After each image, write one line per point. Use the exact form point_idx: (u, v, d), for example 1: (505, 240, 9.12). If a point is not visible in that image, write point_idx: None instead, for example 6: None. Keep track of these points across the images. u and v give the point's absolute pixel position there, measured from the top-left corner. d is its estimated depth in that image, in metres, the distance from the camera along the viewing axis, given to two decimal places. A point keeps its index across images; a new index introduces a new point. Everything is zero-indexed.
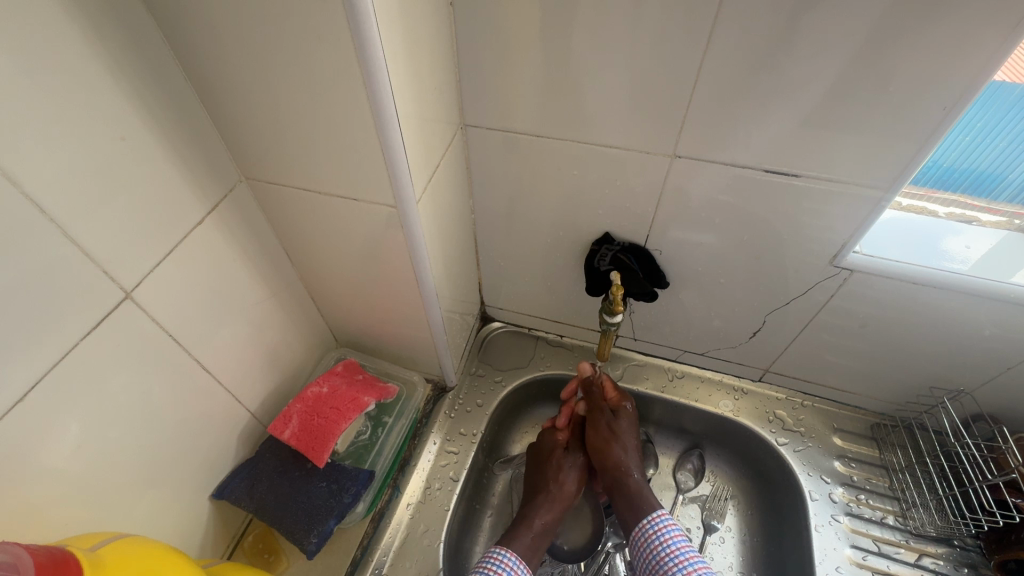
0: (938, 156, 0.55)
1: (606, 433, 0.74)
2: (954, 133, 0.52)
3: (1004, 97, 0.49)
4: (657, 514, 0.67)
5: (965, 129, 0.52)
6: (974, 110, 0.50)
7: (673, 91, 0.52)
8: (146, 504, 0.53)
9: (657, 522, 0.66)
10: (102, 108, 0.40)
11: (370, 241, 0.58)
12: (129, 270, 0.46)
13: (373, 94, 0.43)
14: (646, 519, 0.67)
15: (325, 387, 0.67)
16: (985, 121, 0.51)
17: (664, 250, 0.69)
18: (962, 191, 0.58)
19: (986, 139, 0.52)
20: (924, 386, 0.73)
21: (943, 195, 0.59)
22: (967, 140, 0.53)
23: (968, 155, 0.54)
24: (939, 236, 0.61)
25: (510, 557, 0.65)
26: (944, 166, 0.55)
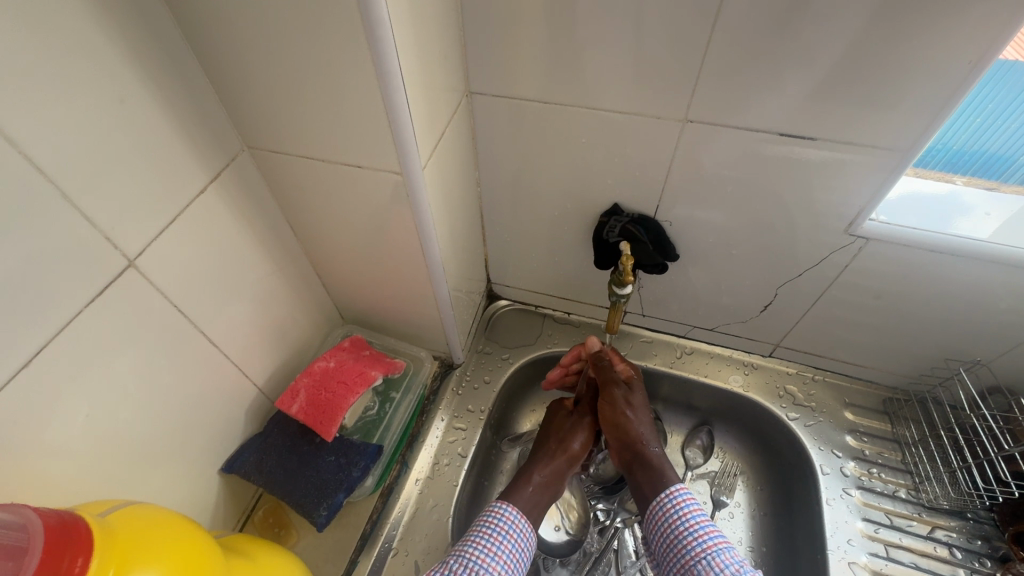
0: (948, 137, 0.55)
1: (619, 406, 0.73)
2: (964, 115, 0.52)
3: (1014, 77, 0.48)
4: (675, 489, 0.66)
5: (974, 111, 0.52)
6: (984, 91, 0.50)
7: (688, 51, 0.50)
8: (154, 478, 0.53)
9: (675, 496, 0.65)
10: (100, 69, 0.39)
11: (375, 212, 0.57)
12: (131, 238, 0.45)
13: (378, 53, 0.41)
14: (664, 493, 0.66)
15: (332, 362, 0.67)
16: (998, 101, 0.51)
17: (674, 222, 0.68)
18: (972, 173, 0.58)
19: (997, 121, 0.52)
20: (939, 358, 0.71)
21: (954, 177, 0.59)
22: (979, 122, 0.53)
23: (978, 137, 0.54)
24: (959, 200, 0.59)
25: (512, 511, 0.65)
26: (952, 147, 0.56)
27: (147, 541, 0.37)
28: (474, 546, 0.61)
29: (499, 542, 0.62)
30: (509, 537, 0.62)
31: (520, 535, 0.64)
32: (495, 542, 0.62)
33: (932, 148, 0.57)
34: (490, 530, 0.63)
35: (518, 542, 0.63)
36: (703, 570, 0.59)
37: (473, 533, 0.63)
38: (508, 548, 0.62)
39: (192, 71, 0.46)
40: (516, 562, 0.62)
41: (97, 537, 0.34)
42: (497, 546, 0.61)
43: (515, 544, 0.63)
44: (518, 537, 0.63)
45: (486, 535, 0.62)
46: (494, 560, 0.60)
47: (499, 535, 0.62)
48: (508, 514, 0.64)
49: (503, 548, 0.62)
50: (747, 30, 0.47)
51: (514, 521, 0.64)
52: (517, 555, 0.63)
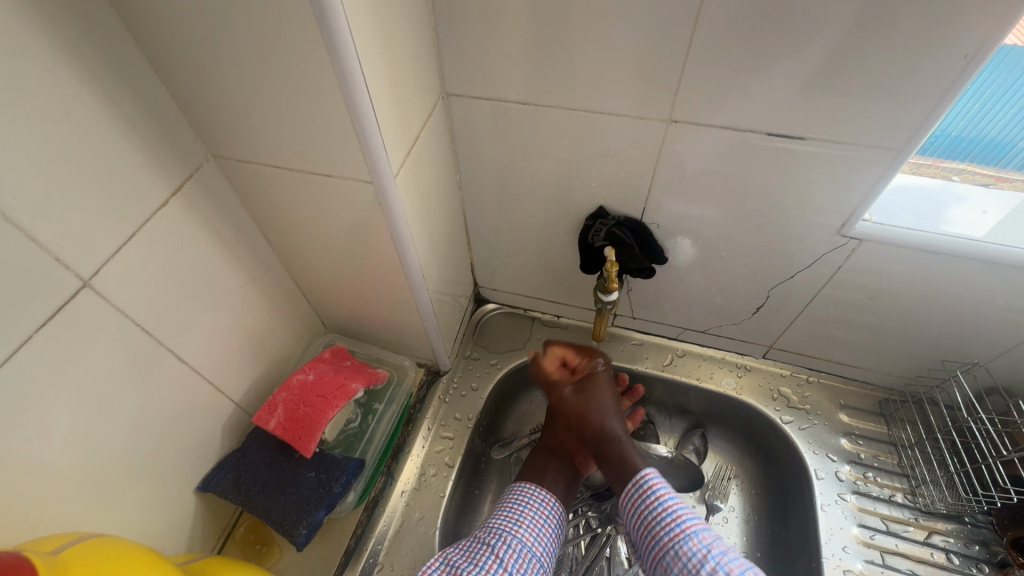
0: (946, 122, 0.51)
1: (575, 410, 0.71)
2: (962, 100, 0.49)
3: (1015, 60, 0.45)
4: (644, 474, 0.64)
5: (973, 96, 0.48)
6: (983, 75, 0.47)
7: (671, 46, 0.48)
8: (124, 502, 0.51)
9: (645, 482, 0.64)
10: (42, 79, 0.36)
11: (350, 220, 0.55)
12: (87, 256, 0.43)
13: (338, 58, 0.39)
14: (630, 481, 0.64)
15: (311, 374, 0.65)
16: (996, 85, 0.47)
17: (662, 224, 0.66)
18: (971, 160, 0.54)
19: (996, 107, 0.49)
20: (936, 359, 0.70)
21: (952, 164, 0.55)
22: (976, 108, 0.49)
23: (976, 123, 0.50)
24: (952, 190, 0.57)
25: (530, 488, 0.68)
26: (950, 135, 0.52)
27: None
28: (501, 517, 0.65)
29: (524, 510, 0.65)
30: (533, 505, 0.66)
31: (545, 505, 0.67)
32: (519, 511, 0.65)
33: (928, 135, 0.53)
34: (515, 503, 0.66)
35: (543, 511, 0.66)
36: (671, 562, 0.58)
37: (502, 507, 0.66)
38: (535, 514, 0.65)
39: (147, 79, 0.44)
40: (546, 529, 0.65)
41: None
42: (522, 514, 0.65)
43: (541, 512, 0.66)
44: (545, 507, 0.66)
45: (511, 507, 0.66)
46: (518, 523, 0.63)
47: (522, 504, 0.66)
48: (531, 488, 0.68)
49: (530, 515, 0.65)
50: (731, 25, 0.45)
51: (533, 494, 0.67)
52: (546, 521, 0.65)
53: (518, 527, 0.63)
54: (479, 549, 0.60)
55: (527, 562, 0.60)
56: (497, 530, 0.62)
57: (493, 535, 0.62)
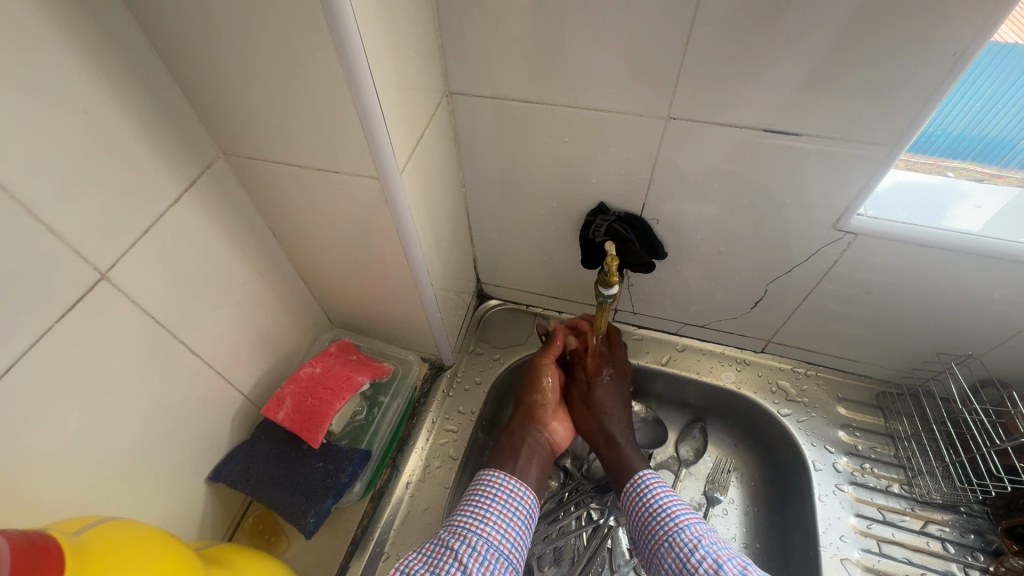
0: (949, 121, 0.52)
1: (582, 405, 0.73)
2: (963, 99, 0.50)
3: (1015, 61, 0.46)
4: (641, 475, 0.67)
5: (975, 95, 0.50)
6: (984, 74, 0.48)
7: (668, 44, 0.49)
8: (138, 490, 0.53)
9: (640, 482, 0.66)
10: (64, 80, 0.38)
11: (356, 216, 0.57)
12: (103, 250, 0.44)
13: (346, 57, 0.40)
14: (630, 481, 0.67)
15: (318, 367, 0.66)
16: (998, 85, 0.48)
17: (661, 220, 0.67)
18: (973, 158, 0.56)
19: (998, 106, 0.50)
20: (931, 352, 0.71)
21: (954, 163, 0.58)
22: (978, 107, 0.50)
23: (979, 122, 0.52)
24: (955, 186, 0.58)
25: (499, 476, 0.65)
26: (953, 133, 0.54)
27: (121, 559, 0.36)
28: (465, 515, 0.62)
29: (490, 504, 0.62)
30: (499, 499, 0.63)
31: (513, 496, 0.64)
32: (486, 506, 0.62)
33: (931, 133, 0.54)
34: (481, 497, 0.63)
35: (511, 503, 0.63)
36: (665, 553, 0.60)
37: (469, 503, 0.63)
38: (503, 509, 0.62)
39: (161, 79, 0.45)
40: (516, 521, 0.62)
41: (68, 558, 0.33)
42: (489, 509, 0.62)
43: (509, 505, 0.63)
44: (514, 499, 0.64)
45: (477, 502, 0.63)
46: (485, 520, 0.60)
47: (489, 499, 0.63)
48: (499, 477, 0.65)
49: (497, 510, 0.62)
50: (728, 23, 0.46)
51: (502, 485, 0.64)
52: (516, 513, 0.63)
53: (485, 524, 0.60)
54: (443, 555, 0.57)
55: (496, 560, 0.57)
56: (462, 530, 0.59)
57: (456, 537, 0.59)
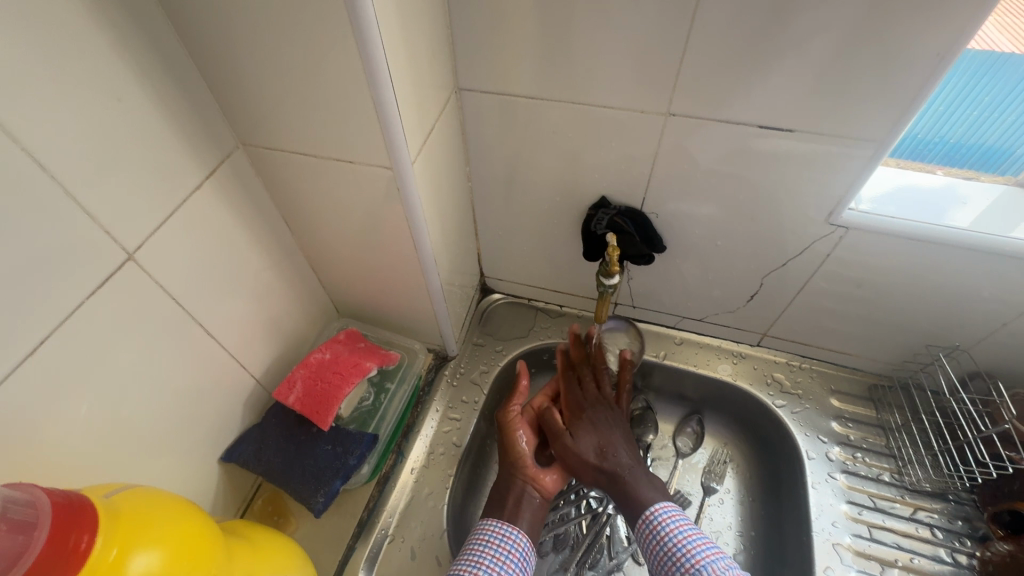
0: (946, 129, 0.56)
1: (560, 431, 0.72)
2: (960, 108, 0.54)
3: (1009, 73, 0.50)
4: (658, 506, 0.65)
5: (972, 104, 0.53)
6: (981, 83, 0.52)
7: (668, 43, 0.51)
8: (156, 466, 0.55)
9: (652, 519, 0.64)
10: (99, 68, 0.40)
11: (367, 206, 0.59)
12: (131, 232, 0.46)
13: (365, 51, 0.42)
14: (642, 518, 0.65)
15: (327, 353, 0.68)
16: (994, 94, 0.52)
17: (660, 214, 0.69)
18: (969, 166, 0.60)
19: (994, 114, 0.54)
20: (921, 344, 0.73)
21: (951, 171, 0.61)
22: (976, 115, 0.54)
23: (976, 130, 0.56)
24: (956, 190, 0.60)
25: (493, 525, 0.66)
26: (951, 141, 0.58)
27: (149, 523, 0.39)
28: (462, 560, 0.62)
29: (482, 548, 0.62)
30: (492, 542, 0.63)
31: (505, 539, 0.64)
32: (478, 551, 0.62)
33: (930, 141, 0.59)
34: (474, 544, 0.64)
35: (504, 545, 0.63)
36: None
37: (465, 551, 0.64)
38: (495, 551, 0.62)
39: (186, 70, 0.48)
40: (509, 563, 0.62)
41: (102, 520, 0.36)
42: (482, 553, 0.62)
43: (502, 547, 0.63)
44: (506, 541, 0.64)
45: (472, 548, 0.63)
46: (477, 565, 0.61)
47: (481, 544, 0.63)
48: (492, 524, 0.66)
49: (490, 554, 0.62)
50: (726, 24, 0.48)
51: (495, 531, 0.65)
52: (509, 555, 0.62)
53: (478, 569, 0.60)
54: None
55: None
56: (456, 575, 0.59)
57: None
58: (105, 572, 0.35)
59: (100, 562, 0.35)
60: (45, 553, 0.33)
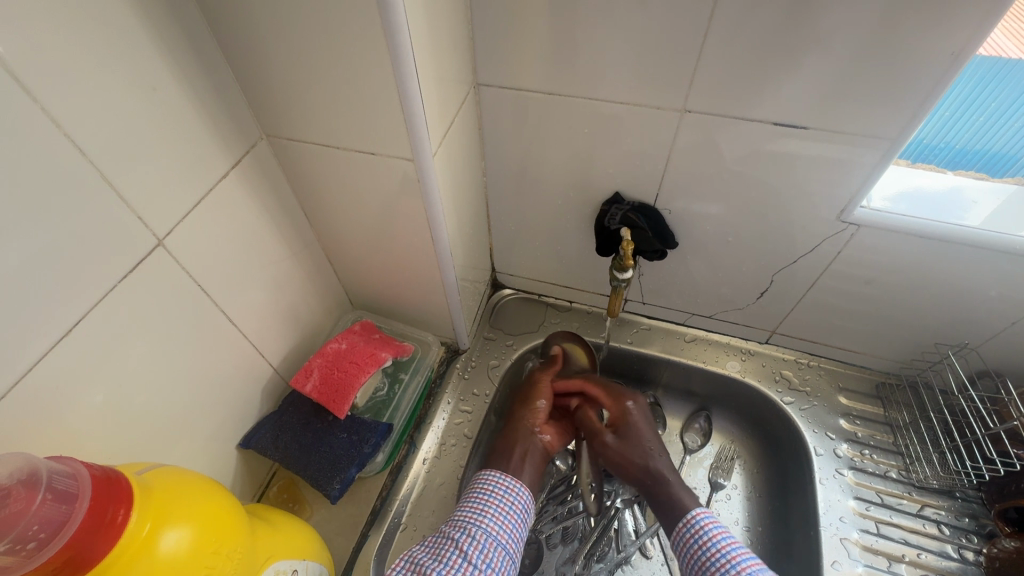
0: (952, 134, 0.58)
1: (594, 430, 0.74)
2: (966, 113, 0.55)
3: (1016, 81, 0.51)
4: (699, 511, 0.65)
5: (979, 109, 0.55)
6: (988, 89, 0.53)
7: (686, 40, 0.52)
8: (179, 450, 0.56)
9: (694, 522, 0.64)
10: (134, 58, 0.42)
11: (385, 198, 0.60)
12: (161, 219, 0.48)
13: (393, 44, 0.43)
14: (681, 522, 0.65)
15: (343, 343, 0.70)
16: (1001, 100, 0.53)
17: (673, 211, 0.70)
18: (977, 171, 0.61)
19: (1001, 120, 0.55)
20: (930, 342, 0.74)
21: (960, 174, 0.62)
22: (982, 120, 0.55)
23: (982, 136, 0.57)
24: (967, 192, 0.61)
25: (497, 476, 0.67)
26: (957, 147, 0.59)
27: (179, 502, 0.40)
28: (465, 508, 0.65)
29: (487, 498, 0.64)
30: (497, 493, 0.65)
31: (508, 491, 0.66)
32: (483, 500, 0.65)
33: (936, 146, 0.60)
34: (477, 492, 0.66)
35: (507, 496, 0.65)
36: None
37: (469, 498, 0.66)
38: (500, 502, 0.64)
39: (214, 61, 0.49)
40: (512, 515, 0.64)
41: (136, 494, 0.38)
42: (487, 502, 0.64)
43: (506, 498, 0.65)
44: (509, 494, 0.66)
45: (475, 496, 0.66)
46: (482, 514, 0.63)
47: (486, 493, 0.65)
48: (496, 476, 0.67)
49: (494, 504, 0.64)
50: (744, 21, 0.49)
51: (499, 482, 0.66)
52: (512, 506, 0.65)
53: (483, 517, 0.62)
54: (444, 545, 0.60)
55: (493, 552, 0.60)
56: (463, 523, 0.62)
57: (457, 529, 0.62)
58: (138, 548, 0.36)
59: (133, 538, 0.36)
60: (86, 522, 0.34)
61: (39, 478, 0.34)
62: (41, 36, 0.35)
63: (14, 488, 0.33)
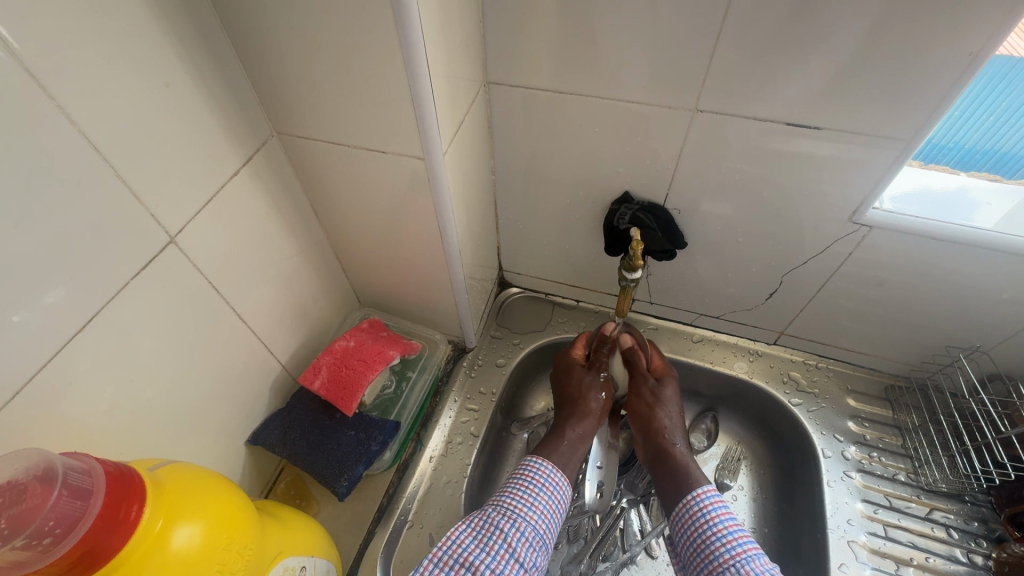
0: (961, 135, 0.57)
1: (650, 399, 0.73)
2: (975, 113, 0.54)
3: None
4: (702, 490, 0.64)
5: (988, 109, 0.54)
6: (997, 89, 0.52)
7: (699, 38, 0.51)
8: (189, 445, 0.56)
9: (702, 499, 0.63)
10: (146, 55, 0.42)
11: (394, 196, 0.60)
12: (173, 216, 0.48)
13: (405, 41, 0.43)
14: (691, 495, 0.64)
15: (351, 341, 0.70)
16: (1011, 100, 0.52)
17: (682, 211, 0.69)
18: (985, 170, 0.60)
19: (1010, 120, 0.54)
20: (940, 345, 0.73)
21: (966, 175, 0.61)
22: (991, 120, 0.54)
23: (992, 136, 0.56)
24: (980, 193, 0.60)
25: (547, 466, 0.65)
26: (965, 147, 0.58)
27: (192, 497, 0.40)
28: (512, 496, 0.63)
29: (538, 493, 0.63)
30: (548, 488, 0.64)
31: (557, 488, 0.65)
32: (534, 493, 0.63)
33: (943, 146, 0.59)
34: (528, 482, 0.64)
35: (555, 494, 0.64)
36: None
37: (514, 486, 0.64)
38: (549, 500, 0.63)
39: (226, 58, 0.49)
40: (556, 514, 0.63)
41: (148, 490, 0.38)
42: (538, 497, 0.63)
43: (554, 496, 0.64)
44: (557, 491, 0.64)
45: (525, 486, 0.63)
46: (532, 508, 0.61)
47: (537, 486, 0.63)
48: (544, 467, 0.65)
49: (543, 499, 0.63)
50: (759, 19, 0.48)
51: (551, 477, 0.65)
52: (557, 505, 0.64)
53: (532, 513, 0.61)
54: (492, 535, 0.58)
55: (539, 549, 0.59)
56: (512, 515, 0.60)
57: (506, 520, 0.60)
58: (150, 544, 0.37)
59: (146, 532, 0.37)
60: (100, 517, 0.35)
61: (54, 474, 0.34)
62: (57, 33, 0.36)
63: (29, 483, 0.34)
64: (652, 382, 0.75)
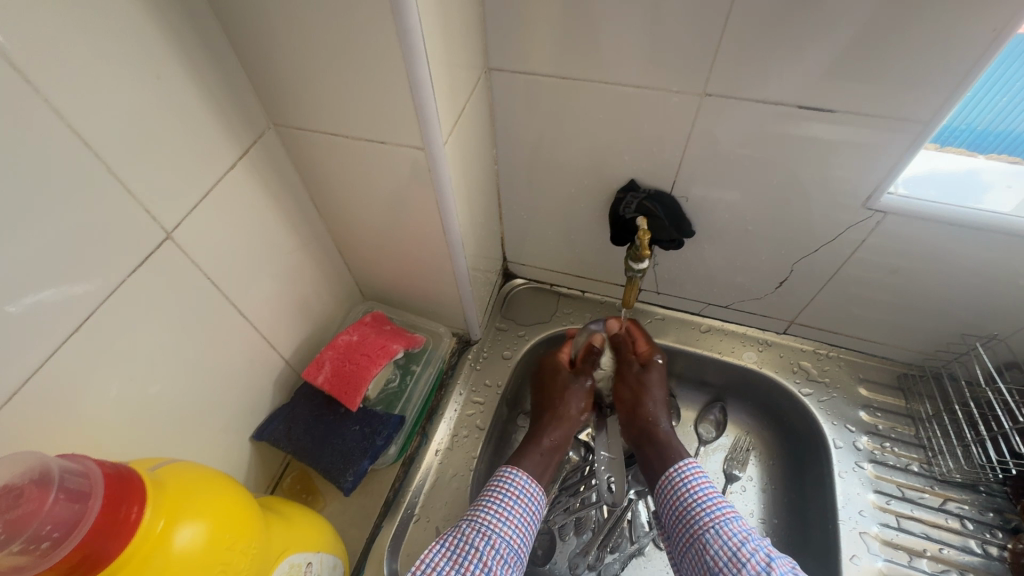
0: (975, 116, 0.55)
1: (634, 386, 0.74)
2: (990, 95, 0.52)
3: None
4: (685, 463, 0.66)
5: (1003, 91, 0.51)
6: (1015, 69, 0.49)
7: (708, 20, 0.49)
8: (194, 443, 0.56)
9: (684, 470, 0.65)
10: (136, 47, 0.40)
11: (395, 188, 0.58)
12: (169, 212, 0.47)
13: (402, 29, 0.42)
14: (674, 468, 0.66)
15: (355, 335, 0.69)
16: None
17: (689, 199, 0.68)
18: (993, 153, 0.58)
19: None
20: (956, 333, 0.71)
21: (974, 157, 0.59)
22: (1006, 102, 0.52)
23: (1005, 118, 0.54)
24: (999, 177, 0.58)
25: (521, 476, 0.65)
26: (977, 129, 0.56)
27: (194, 497, 0.40)
28: (486, 511, 0.61)
29: (511, 506, 0.62)
30: (521, 499, 0.63)
31: (531, 498, 0.64)
32: (508, 507, 0.62)
33: (955, 128, 0.56)
34: (502, 495, 0.63)
35: (529, 505, 0.63)
36: (710, 540, 0.59)
37: (486, 498, 0.63)
38: (522, 512, 0.62)
39: (218, 49, 0.47)
40: (530, 526, 0.63)
41: (148, 490, 0.38)
42: (510, 511, 0.62)
43: (527, 506, 0.63)
44: (530, 501, 0.64)
45: (498, 500, 0.62)
46: (506, 522, 0.60)
47: (511, 500, 0.62)
48: (517, 477, 0.64)
49: (516, 512, 0.62)
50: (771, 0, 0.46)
51: (525, 486, 0.64)
52: (530, 516, 0.63)
53: (506, 527, 0.60)
54: (467, 553, 0.57)
55: (514, 564, 0.59)
56: (487, 531, 0.59)
57: (480, 536, 0.59)
58: (152, 545, 0.36)
59: (147, 534, 0.36)
60: (99, 520, 0.34)
61: (51, 478, 0.34)
62: (42, 26, 0.34)
63: (25, 487, 0.33)
64: (636, 367, 0.76)
